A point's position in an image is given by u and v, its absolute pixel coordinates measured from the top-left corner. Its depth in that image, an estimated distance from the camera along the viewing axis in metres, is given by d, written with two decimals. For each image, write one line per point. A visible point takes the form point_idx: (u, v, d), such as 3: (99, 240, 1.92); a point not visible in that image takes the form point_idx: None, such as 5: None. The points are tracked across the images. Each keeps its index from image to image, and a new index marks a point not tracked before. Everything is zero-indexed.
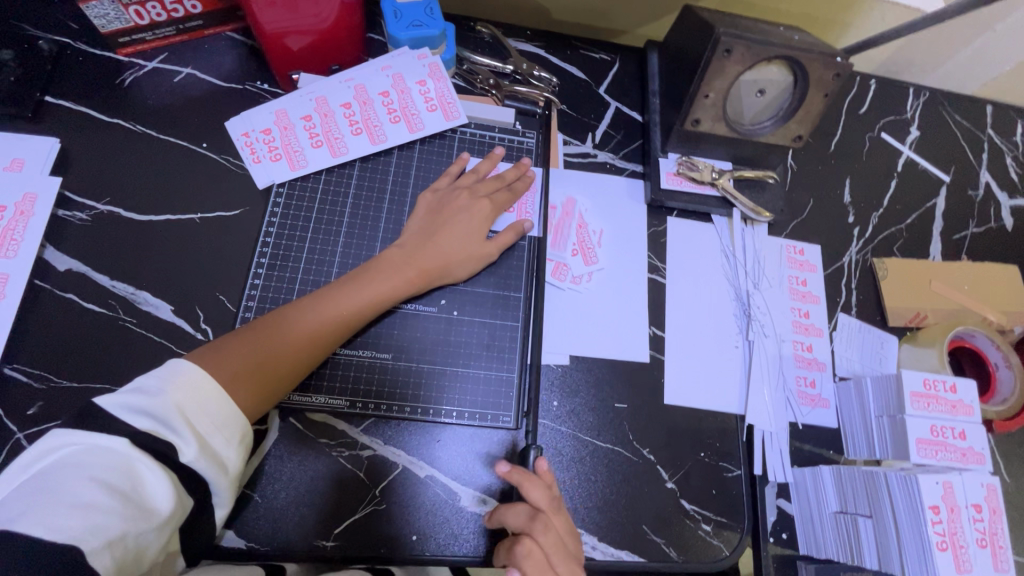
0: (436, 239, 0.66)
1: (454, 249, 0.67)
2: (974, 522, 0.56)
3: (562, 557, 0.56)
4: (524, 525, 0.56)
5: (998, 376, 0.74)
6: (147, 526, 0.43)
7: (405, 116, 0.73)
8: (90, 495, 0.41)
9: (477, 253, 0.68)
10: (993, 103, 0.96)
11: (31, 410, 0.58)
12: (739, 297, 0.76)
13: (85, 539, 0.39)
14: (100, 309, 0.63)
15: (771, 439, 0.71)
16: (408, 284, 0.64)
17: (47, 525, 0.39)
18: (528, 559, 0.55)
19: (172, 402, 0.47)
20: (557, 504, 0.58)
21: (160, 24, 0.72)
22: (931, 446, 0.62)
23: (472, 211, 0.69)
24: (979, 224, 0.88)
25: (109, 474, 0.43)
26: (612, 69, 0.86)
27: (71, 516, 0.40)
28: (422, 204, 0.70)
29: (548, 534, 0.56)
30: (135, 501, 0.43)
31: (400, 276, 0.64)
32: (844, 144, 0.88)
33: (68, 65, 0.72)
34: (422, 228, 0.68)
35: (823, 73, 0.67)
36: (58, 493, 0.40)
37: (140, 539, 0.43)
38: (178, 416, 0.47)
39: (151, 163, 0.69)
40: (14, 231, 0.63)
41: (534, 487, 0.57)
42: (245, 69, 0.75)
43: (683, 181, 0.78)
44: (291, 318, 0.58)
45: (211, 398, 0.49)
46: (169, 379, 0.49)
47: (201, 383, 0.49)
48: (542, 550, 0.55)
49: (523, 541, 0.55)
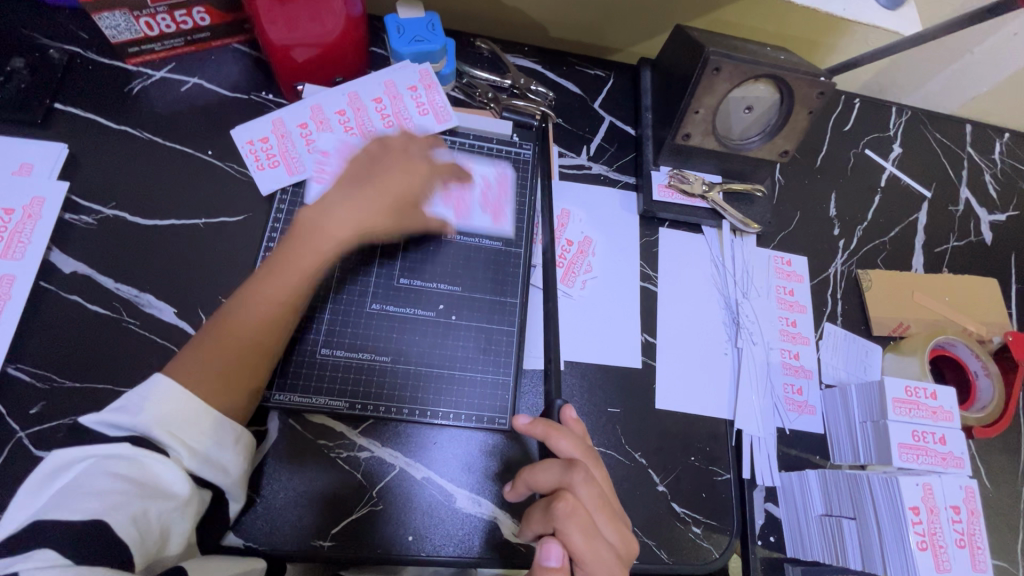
0: (373, 181, 0.63)
1: (393, 192, 0.63)
2: (953, 523, 0.58)
3: (605, 514, 0.52)
4: (561, 478, 0.53)
5: (977, 385, 0.77)
6: (167, 505, 0.46)
7: (457, 208, 0.75)
8: (105, 483, 0.44)
9: (407, 198, 0.64)
10: (972, 122, 1.00)
11: (34, 410, 0.59)
12: (729, 305, 0.79)
13: (111, 515, 0.43)
14: (104, 311, 0.64)
15: (759, 444, 0.73)
16: (335, 239, 0.60)
17: (75, 508, 0.42)
18: (572, 517, 0.50)
19: (152, 418, 0.49)
20: (592, 458, 0.57)
21: (168, 35, 0.74)
22: (912, 451, 0.64)
23: (409, 165, 0.65)
24: (959, 237, 0.91)
25: (122, 467, 0.46)
26: (606, 84, 0.89)
27: (97, 499, 0.43)
28: (364, 152, 0.66)
29: (587, 486, 0.52)
30: (150, 486, 0.46)
31: (327, 229, 0.60)
32: (830, 159, 0.92)
33: (78, 74, 0.74)
34: (358, 172, 0.64)
35: (807, 92, 0.71)
36: (79, 488, 0.44)
37: (164, 519, 0.46)
38: (162, 431, 0.49)
39: (157, 170, 0.71)
40: (22, 234, 0.64)
41: (562, 439, 0.56)
42: (250, 80, 0.77)
43: (674, 194, 0.81)
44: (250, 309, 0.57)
45: (189, 409, 0.50)
46: (149, 395, 0.50)
47: (178, 396, 0.50)
48: (585, 507, 0.51)
49: (563, 496, 0.51)
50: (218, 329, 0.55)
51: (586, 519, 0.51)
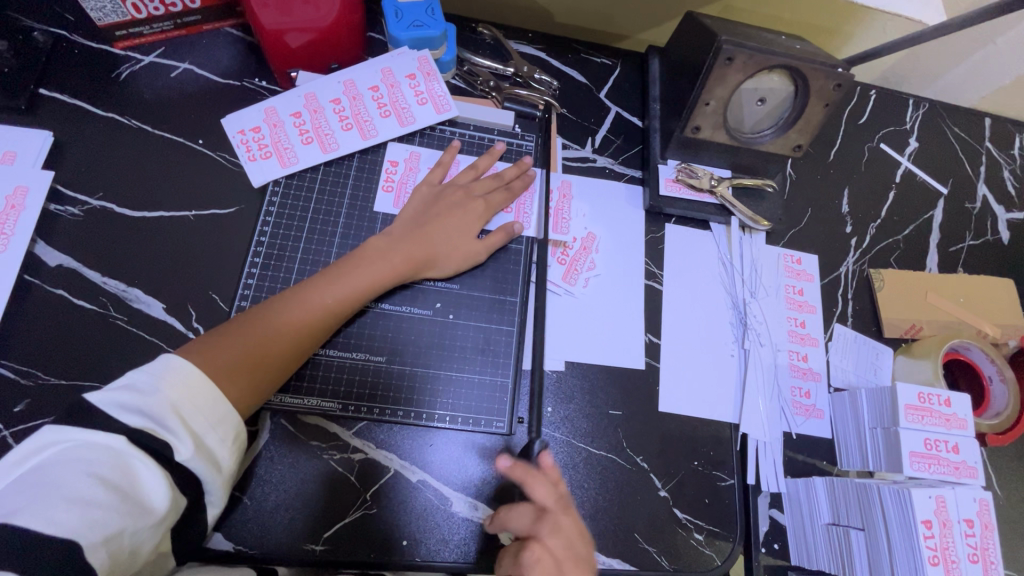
0: (425, 228, 0.67)
1: (441, 240, 0.67)
2: (966, 537, 0.56)
3: (575, 563, 0.53)
4: (529, 528, 0.54)
5: (991, 390, 0.74)
6: (143, 524, 0.44)
7: (518, 214, 0.74)
8: (85, 487, 0.42)
9: (449, 244, 0.67)
10: (992, 116, 0.96)
11: (17, 408, 0.57)
12: (736, 306, 0.76)
13: (82, 534, 0.40)
14: (90, 305, 0.62)
15: (765, 449, 0.71)
16: (394, 270, 0.64)
17: (46, 520, 0.40)
18: (535, 566, 0.52)
19: (166, 400, 0.47)
20: (565, 503, 0.56)
21: (158, 18, 0.71)
22: (924, 460, 0.62)
23: (465, 208, 0.69)
24: (975, 237, 0.88)
25: (106, 469, 0.44)
26: (613, 73, 0.86)
27: (71, 512, 0.41)
28: (417, 195, 0.70)
29: (556, 537, 0.53)
30: (131, 496, 0.44)
31: (385, 261, 0.63)
32: (844, 153, 0.88)
33: (65, 58, 0.71)
34: (410, 218, 0.68)
35: (823, 84, 0.67)
36: (56, 488, 0.41)
37: (136, 537, 0.43)
38: (175, 416, 0.47)
39: (146, 159, 0.69)
40: (5, 225, 0.62)
41: (537, 484, 0.56)
42: (243, 65, 0.75)
43: (682, 188, 0.78)
44: (277, 315, 0.57)
45: (204, 395, 0.49)
46: (163, 377, 0.49)
47: (195, 379, 0.49)
48: (552, 556, 0.52)
49: (529, 547, 0.53)
50: (251, 326, 0.56)
51: (551, 570, 0.52)
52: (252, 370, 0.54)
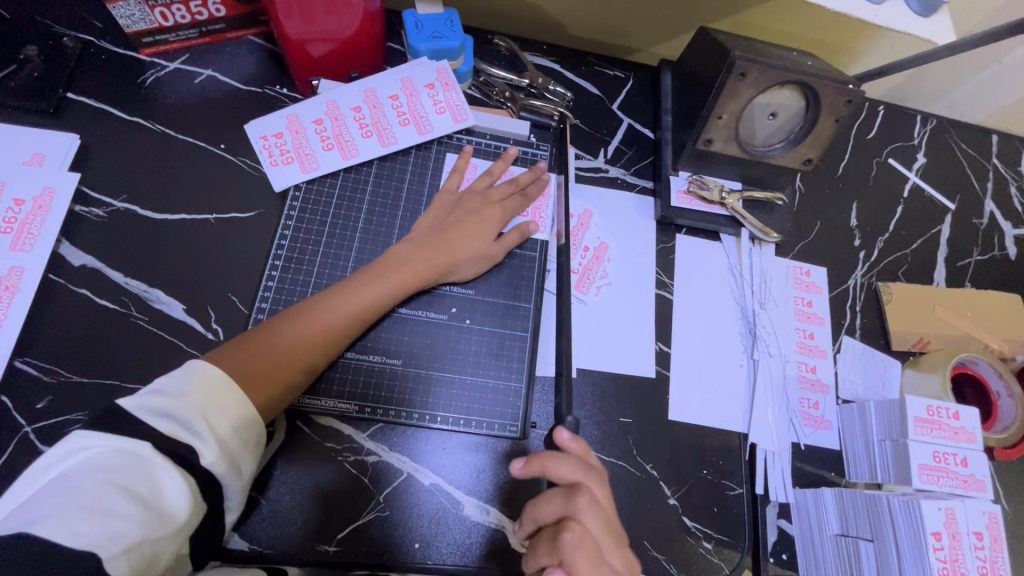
0: (443, 236, 0.68)
1: (459, 247, 0.68)
2: (975, 550, 0.57)
3: (610, 539, 0.53)
4: (565, 509, 0.53)
5: (999, 405, 0.75)
6: (163, 533, 0.44)
7: (532, 218, 0.75)
8: (106, 497, 0.42)
9: (468, 248, 0.68)
10: (998, 133, 0.98)
11: (39, 405, 0.58)
12: (745, 316, 0.77)
13: (102, 545, 0.40)
14: (112, 305, 0.63)
15: (774, 459, 0.71)
16: (416, 279, 0.65)
17: (66, 530, 0.39)
18: (578, 549, 0.51)
19: (193, 404, 0.49)
20: (594, 475, 0.55)
21: (183, 26, 0.73)
22: (933, 472, 0.62)
23: (482, 215, 0.70)
24: (982, 252, 0.89)
25: (128, 477, 0.44)
26: (626, 85, 0.87)
27: (90, 522, 0.40)
28: (436, 203, 0.71)
29: (593, 513, 0.52)
30: (151, 505, 0.44)
31: (409, 269, 0.64)
32: (852, 167, 0.90)
33: (91, 63, 0.73)
34: (429, 227, 0.69)
35: (835, 99, 0.68)
36: (77, 497, 0.41)
37: (155, 546, 0.43)
38: (200, 421, 0.48)
39: (169, 163, 0.70)
40: (31, 225, 0.63)
41: (561, 467, 0.54)
42: (265, 73, 0.76)
43: (693, 200, 0.79)
44: (305, 320, 0.59)
45: (229, 400, 0.50)
46: (189, 382, 0.50)
47: (220, 385, 0.50)
48: (589, 537, 0.52)
49: (570, 530, 0.51)
50: (279, 331, 0.57)
51: (592, 548, 0.52)
52: (278, 373, 0.55)
